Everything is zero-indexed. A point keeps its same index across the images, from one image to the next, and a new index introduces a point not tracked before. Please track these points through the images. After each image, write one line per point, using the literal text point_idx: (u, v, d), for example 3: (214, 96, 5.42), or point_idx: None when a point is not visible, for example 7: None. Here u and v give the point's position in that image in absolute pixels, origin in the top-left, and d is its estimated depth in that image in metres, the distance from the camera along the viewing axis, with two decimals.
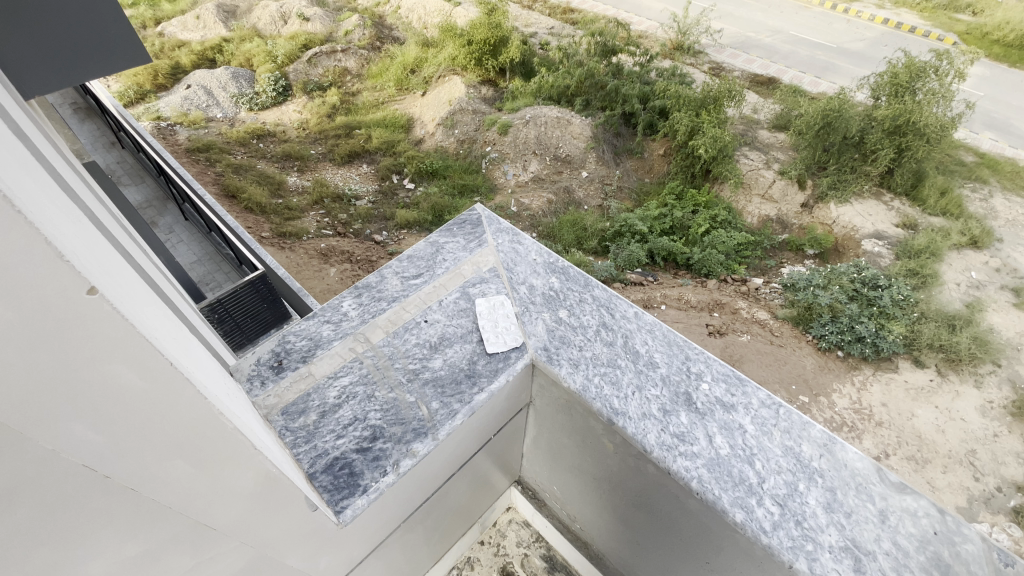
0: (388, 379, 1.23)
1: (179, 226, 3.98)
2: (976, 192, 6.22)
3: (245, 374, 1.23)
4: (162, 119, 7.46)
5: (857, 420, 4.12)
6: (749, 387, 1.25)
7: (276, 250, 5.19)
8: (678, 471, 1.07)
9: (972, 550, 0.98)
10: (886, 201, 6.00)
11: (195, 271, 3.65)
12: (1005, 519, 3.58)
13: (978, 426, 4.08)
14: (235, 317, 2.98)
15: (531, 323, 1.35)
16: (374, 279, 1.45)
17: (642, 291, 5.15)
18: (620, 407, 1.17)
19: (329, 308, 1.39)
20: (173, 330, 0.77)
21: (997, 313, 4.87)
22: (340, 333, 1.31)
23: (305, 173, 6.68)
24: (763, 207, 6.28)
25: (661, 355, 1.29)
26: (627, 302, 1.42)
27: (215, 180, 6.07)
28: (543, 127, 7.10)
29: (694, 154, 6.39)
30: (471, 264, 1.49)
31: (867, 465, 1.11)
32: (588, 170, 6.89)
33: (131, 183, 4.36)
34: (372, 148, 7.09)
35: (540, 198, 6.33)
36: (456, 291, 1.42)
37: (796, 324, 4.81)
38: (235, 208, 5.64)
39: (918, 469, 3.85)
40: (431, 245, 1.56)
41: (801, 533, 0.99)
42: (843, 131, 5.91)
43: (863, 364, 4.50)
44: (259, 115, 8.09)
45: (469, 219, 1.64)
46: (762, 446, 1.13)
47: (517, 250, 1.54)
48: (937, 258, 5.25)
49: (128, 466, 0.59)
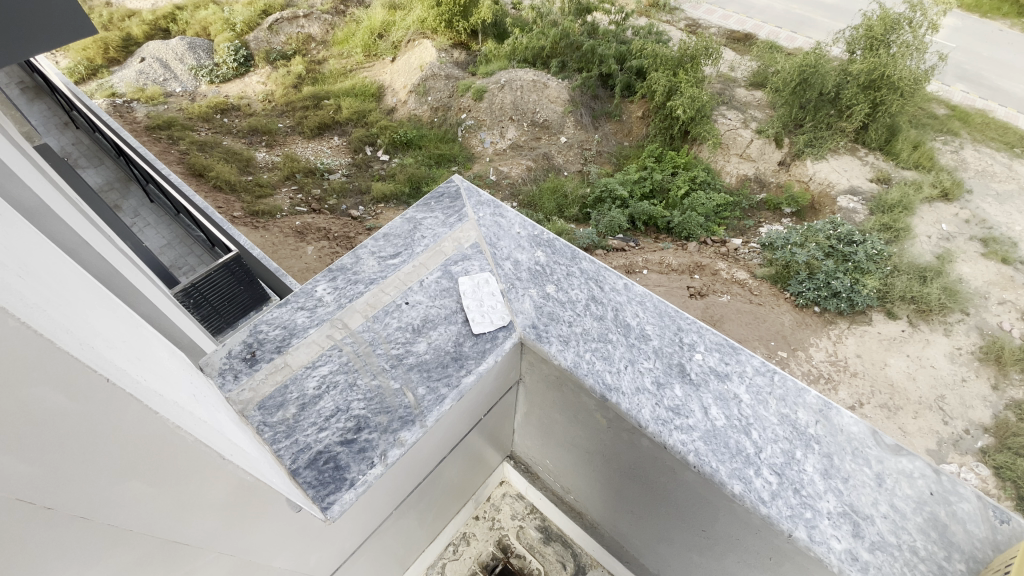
0: (370, 366, 1.17)
1: (145, 209, 3.77)
2: (947, 144, 6.27)
3: (217, 368, 1.15)
4: (117, 95, 7.01)
5: (833, 372, 4.24)
6: (743, 355, 1.22)
7: (250, 230, 5.00)
8: (674, 446, 1.05)
9: (968, 509, 0.98)
10: (861, 157, 5.98)
11: (166, 255, 3.49)
12: (973, 459, 3.75)
13: (948, 372, 4.23)
14: (211, 301, 2.87)
15: (518, 300, 1.29)
16: (349, 261, 1.37)
17: (625, 257, 5.12)
18: (612, 382, 1.14)
19: (303, 293, 1.31)
20: (123, 333, 0.70)
21: (966, 263, 4.97)
22: (315, 320, 1.24)
23: (273, 148, 6.40)
24: (741, 165, 6.26)
25: (653, 327, 1.25)
26: (615, 273, 1.37)
27: (180, 159, 5.76)
28: (519, 91, 6.86)
29: (672, 115, 6.29)
30: (452, 240, 1.41)
31: (863, 429, 1.09)
32: (566, 135, 6.75)
33: (89, 165, 4.10)
34: (343, 119, 6.80)
35: (519, 166, 6.20)
36: (438, 270, 1.35)
37: (774, 282, 4.86)
38: (203, 187, 5.37)
39: (891, 416, 3.99)
40: (407, 222, 1.47)
41: (800, 501, 0.98)
42: (819, 87, 5.88)
43: (839, 318, 4.59)
44: (222, 88, 7.68)
45: (447, 192, 1.56)
46: (757, 415, 1.11)
47: (499, 223, 1.46)
48: (910, 212, 5.31)
49: (72, 493, 0.54)
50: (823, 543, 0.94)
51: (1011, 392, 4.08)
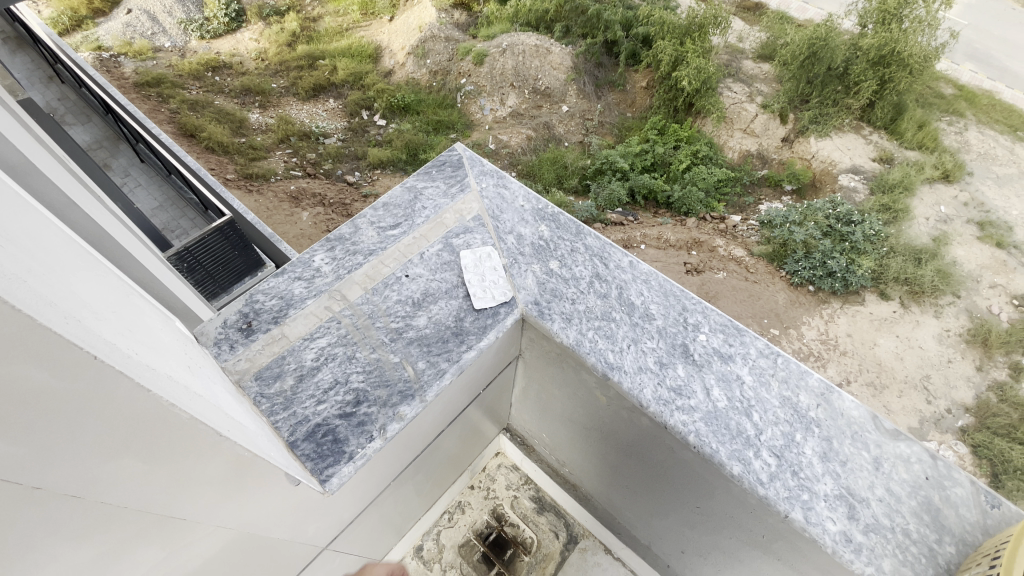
0: (369, 339, 1.14)
1: (136, 168, 3.68)
2: (952, 125, 6.18)
3: (212, 338, 1.13)
4: (103, 49, 6.72)
5: (823, 350, 4.29)
6: (747, 336, 1.20)
7: (244, 194, 4.91)
8: (675, 426, 1.05)
9: (961, 494, 0.98)
10: (865, 135, 5.88)
11: (158, 218, 3.42)
12: (952, 437, 3.85)
13: (934, 353, 4.28)
14: (205, 265, 2.83)
15: (521, 275, 1.26)
16: (347, 230, 1.33)
17: (622, 231, 5.07)
18: (615, 361, 1.13)
19: (300, 262, 1.27)
20: (114, 301, 0.67)
21: (961, 246, 4.96)
22: (313, 291, 1.21)
23: (268, 109, 6.21)
24: (744, 141, 6.14)
25: (657, 307, 1.22)
26: (621, 251, 1.34)
27: (170, 118, 5.59)
28: (521, 56, 6.67)
29: (676, 86, 6.13)
30: (454, 212, 1.37)
31: (863, 413, 1.09)
32: (569, 104, 6.61)
33: (77, 122, 3.96)
34: (339, 81, 6.59)
35: (519, 135, 6.11)
36: (439, 243, 1.32)
37: (771, 260, 4.85)
38: (195, 148, 5.24)
39: (876, 394, 4.07)
40: (408, 191, 1.43)
41: (798, 483, 0.99)
42: (828, 61, 5.72)
43: (832, 298, 4.60)
44: (213, 44, 7.41)
45: (449, 161, 1.51)
46: (759, 397, 1.10)
47: (503, 195, 1.43)
48: (910, 193, 5.25)
49: (62, 472, 0.53)
50: (818, 524, 0.94)
51: (995, 374, 4.14)
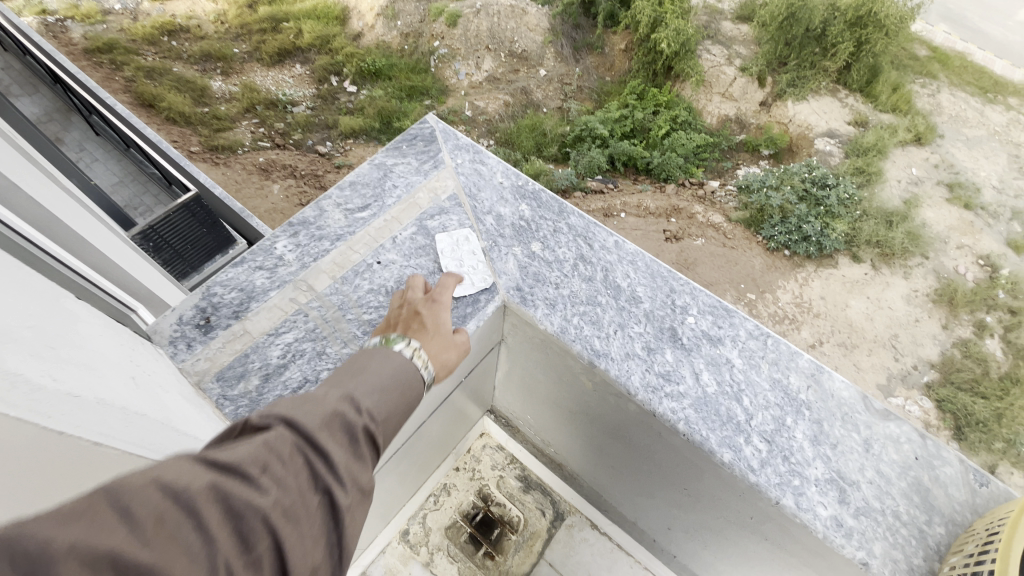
0: (340, 333, 1.06)
1: (91, 142, 3.40)
2: (925, 87, 6.18)
3: (167, 337, 1.04)
4: (48, 13, 6.17)
5: (797, 313, 4.38)
6: (736, 317, 1.16)
7: (210, 167, 4.68)
8: (664, 414, 1.01)
9: (951, 473, 0.98)
10: (841, 98, 5.83)
11: (119, 194, 3.21)
12: (918, 393, 4.00)
13: (902, 313, 4.39)
14: (173, 245, 2.67)
15: (501, 259, 1.19)
16: (311, 213, 1.24)
17: (603, 200, 5.00)
18: (601, 348, 1.08)
19: (261, 250, 1.18)
20: (29, 317, 0.61)
21: (931, 208, 5.04)
22: (276, 282, 1.12)
23: (230, 76, 5.85)
24: (723, 105, 6.04)
25: (644, 289, 1.17)
26: (606, 230, 1.28)
27: (126, 88, 5.24)
28: (496, 17, 6.39)
29: (655, 49, 5.97)
30: (428, 190, 1.29)
31: (853, 394, 1.07)
32: (546, 68, 6.39)
33: (22, 92, 3.62)
34: (304, 45, 6.22)
35: (495, 100, 5.96)
36: (412, 225, 1.23)
37: (749, 225, 4.83)
38: (155, 119, 4.96)
39: (847, 353, 4.19)
40: (376, 169, 1.34)
41: (789, 469, 0.97)
42: (806, 22, 5.69)
43: (806, 261, 4.63)
44: (166, 5, 6.90)
45: (421, 134, 1.41)
46: (749, 381, 1.07)
47: (479, 171, 1.34)
48: (883, 156, 5.27)
49: None
50: (809, 510, 0.93)
51: (959, 331, 4.28)
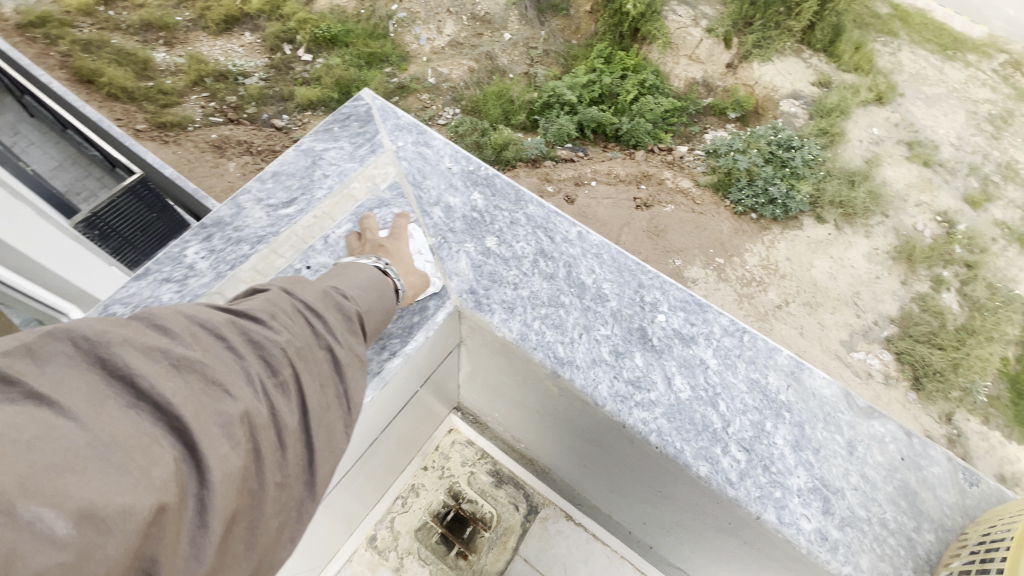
0: None
1: (25, 125, 3.02)
2: (887, 45, 6.15)
3: None
4: None
5: (764, 275, 4.39)
6: (710, 312, 1.06)
7: (159, 145, 4.42)
8: (634, 426, 0.91)
9: (938, 473, 0.92)
10: (805, 59, 5.75)
11: (58, 179, 2.89)
12: (878, 346, 4.10)
13: (863, 271, 4.45)
14: (121, 232, 2.41)
15: (451, 258, 1.06)
16: (227, 213, 1.07)
17: (573, 168, 4.86)
18: (565, 355, 0.97)
19: (168, 259, 1.01)
20: None
21: (892, 167, 5.07)
22: (186, 296, 0.96)
23: (175, 47, 5.35)
24: (690, 68, 5.87)
25: (610, 286, 1.06)
26: (568, 219, 1.15)
27: (63, 63, 4.79)
28: None
29: (621, 10, 5.76)
30: (364, 179, 1.13)
31: (835, 391, 0.99)
32: (511, 31, 6.09)
33: None
34: (253, 11, 5.70)
35: (460, 67, 5.65)
36: (347, 221, 1.07)
37: (716, 190, 4.78)
38: (95, 96, 4.58)
39: (812, 312, 4.24)
40: (304, 156, 1.17)
41: (770, 480, 0.89)
42: None
43: (773, 224, 4.61)
44: None
45: (355, 113, 1.24)
46: (724, 383, 0.98)
47: (424, 155, 1.18)
48: (846, 116, 5.24)
49: None
50: (792, 524, 0.85)
51: (918, 286, 4.37)
